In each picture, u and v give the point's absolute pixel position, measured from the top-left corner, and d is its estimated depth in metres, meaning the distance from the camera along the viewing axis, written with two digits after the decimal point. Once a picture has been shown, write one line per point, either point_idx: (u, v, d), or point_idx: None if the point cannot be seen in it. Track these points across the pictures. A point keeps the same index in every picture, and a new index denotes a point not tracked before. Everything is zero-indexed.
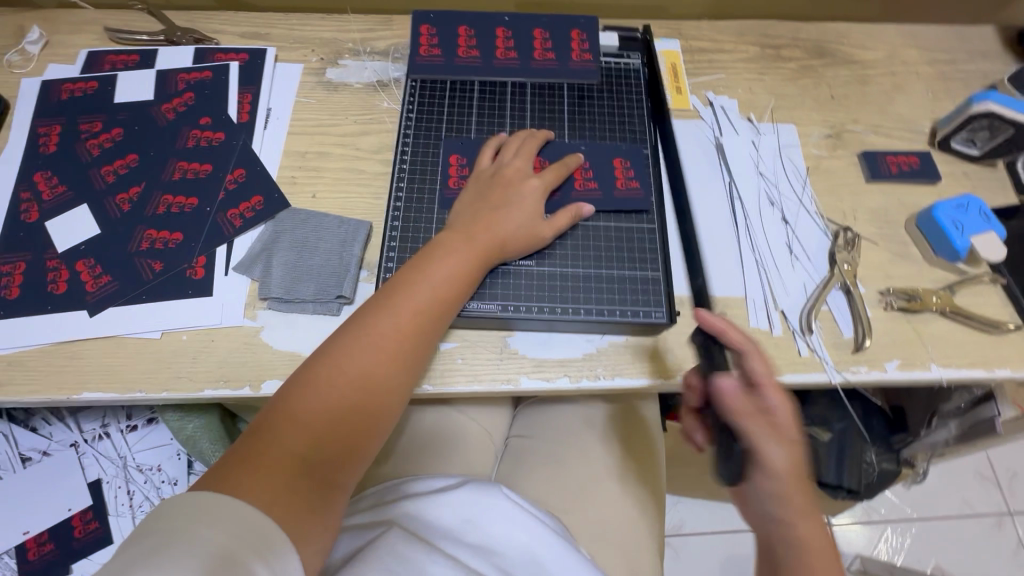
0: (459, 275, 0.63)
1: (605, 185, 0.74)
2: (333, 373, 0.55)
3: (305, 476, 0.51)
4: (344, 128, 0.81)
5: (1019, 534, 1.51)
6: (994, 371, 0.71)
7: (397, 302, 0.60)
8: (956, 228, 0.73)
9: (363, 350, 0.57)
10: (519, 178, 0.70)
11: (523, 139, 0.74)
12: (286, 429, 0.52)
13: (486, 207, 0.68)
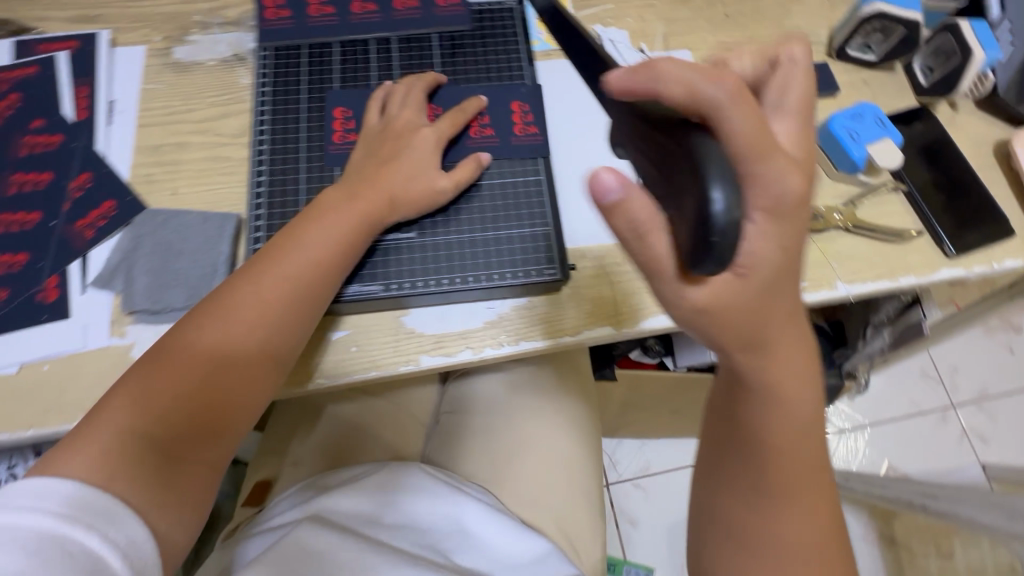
0: (327, 246, 0.60)
1: (503, 131, 0.71)
2: (187, 353, 0.54)
3: (158, 453, 0.51)
4: (201, 113, 0.73)
5: (961, 425, 1.59)
6: (900, 279, 0.70)
7: (258, 278, 0.58)
8: (852, 139, 0.71)
9: (219, 329, 0.56)
10: (409, 129, 0.66)
11: (409, 87, 0.69)
12: (132, 405, 0.51)
13: (375, 164, 0.64)
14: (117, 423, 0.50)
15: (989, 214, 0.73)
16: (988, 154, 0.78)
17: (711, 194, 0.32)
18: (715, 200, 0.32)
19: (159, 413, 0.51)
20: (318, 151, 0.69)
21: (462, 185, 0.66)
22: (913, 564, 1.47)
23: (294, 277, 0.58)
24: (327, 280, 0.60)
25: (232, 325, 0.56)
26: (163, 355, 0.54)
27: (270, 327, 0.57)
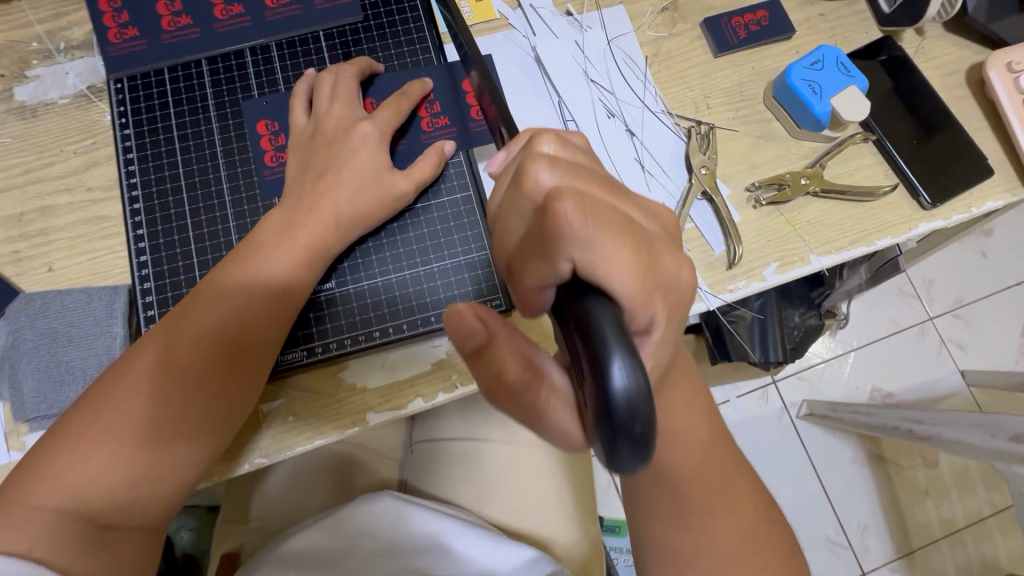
0: (266, 277, 0.51)
1: (457, 118, 0.62)
2: (118, 413, 0.46)
3: (96, 524, 0.44)
4: (63, 166, 0.61)
5: (940, 336, 1.43)
6: (876, 242, 0.65)
7: (192, 317, 0.49)
8: (813, 93, 0.63)
9: (152, 384, 0.47)
10: (346, 127, 0.56)
11: (338, 77, 0.59)
12: (62, 475, 0.44)
13: (313, 176, 0.55)
14: (50, 496, 0.44)
15: (966, 154, 0.67)
16: (959, 83, 0.70)
17: (611, 363, 0.27)
18: (616, 376, 0.27)
19: (92, 485, 0.45)
20: (204, 200, 0.58)
21: (424, 184, 0.58)
22: (904, 478, 1.34)
23: (236, 314, 0.50)
24: (273, 312, 0.51)
25: (167, 377, 0.47)
26: (87, 415, 0.46)
27: (213, 377, 0.48)
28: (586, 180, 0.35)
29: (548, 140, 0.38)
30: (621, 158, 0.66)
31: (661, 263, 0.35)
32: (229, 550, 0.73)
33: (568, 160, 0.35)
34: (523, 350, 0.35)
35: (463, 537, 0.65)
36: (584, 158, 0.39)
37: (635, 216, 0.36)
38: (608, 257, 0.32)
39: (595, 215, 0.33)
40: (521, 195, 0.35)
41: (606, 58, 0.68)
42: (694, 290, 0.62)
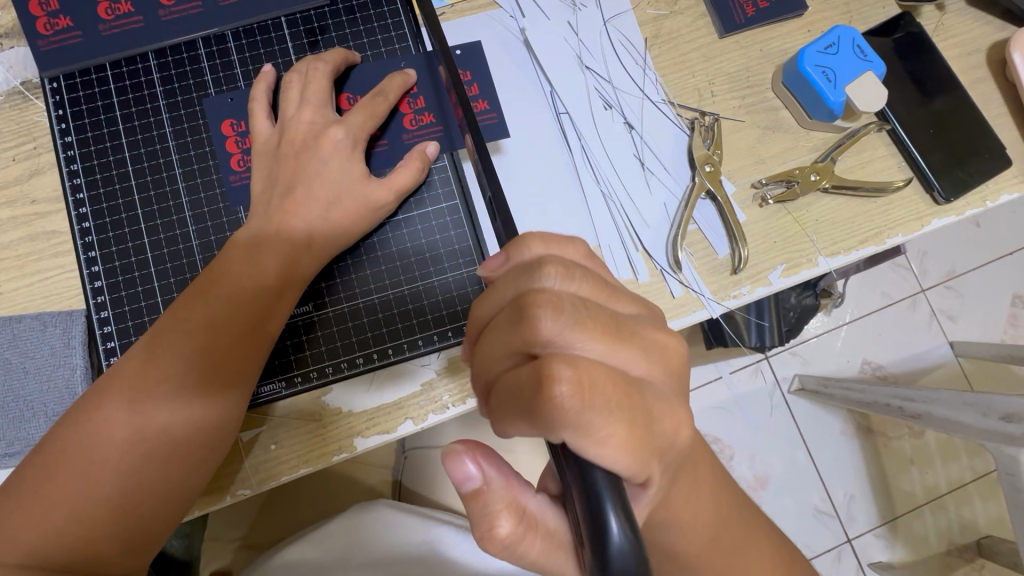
0: (234, 302, 0.47)
1: (441, 113, 0.56)
2: (82, 457, 0.43)
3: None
4: (1, 175, 0.55)
5: (932, 308, 1.41)
6: (887, 240, 0.61)
7: (154, 351, 0.45)
8: (827, 80, 0.58)
9: (116, 421, 0.43)
10: (316, 135, 0.51)
11: (307, 74, 0.52)
12: (23, 528, 0.41)
13: (283, 192, 0.50)
14: (9, 552, 0.40)
15: (985, 144, 0.63)
16: (980, 64, 0.66)
17: (608, 519, 0.27)
18: (612, 527, 0.27)
19: (58, 534, 0.41)
20: (162, 216, 0.53)
21: (404, 193, 0.53)
22: (889, 449, 1.35)
23: (203, 345, 0.45)
24: (244, 340, 0.46)
25: (132, 419, 0.43)
26: (49, 461, 0.43)
27: (182, 415, 0.44)
28: (586, 327, 0.32)
29: (552, 269, 0.34)
30: (619, 154, 0.61)
31: (657, 415, 0.33)
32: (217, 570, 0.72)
33: (573, 305, 0.33)
34: (518, 499, 0.33)
35: (468, 544, 0.63)
36: (590, 288, 0.35)
37: (632, 362, 0.33)
38: (603, 428, 0.30)
39: (591, 377, 0.31)
40: (520, 339, 0.32)
41: (602, 40, 0.62)
42: (697, 296, 0.59)
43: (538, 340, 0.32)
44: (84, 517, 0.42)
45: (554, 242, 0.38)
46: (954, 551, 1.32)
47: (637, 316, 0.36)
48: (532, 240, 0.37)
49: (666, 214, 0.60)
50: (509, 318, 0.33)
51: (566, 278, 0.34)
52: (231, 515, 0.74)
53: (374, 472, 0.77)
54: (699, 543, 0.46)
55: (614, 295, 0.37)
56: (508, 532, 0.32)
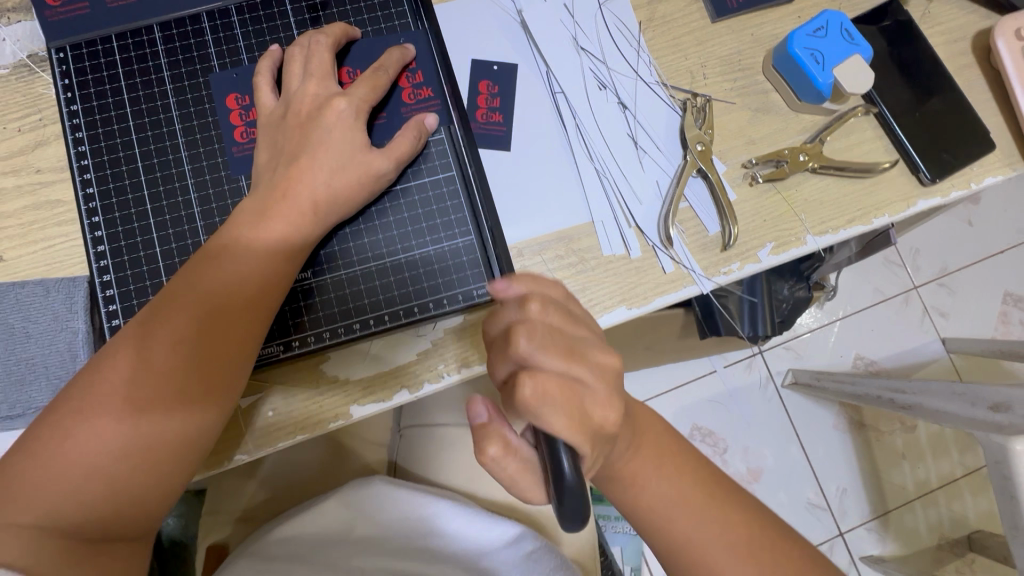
0: (245, 270, 0.48)
1: (438, 90, 0.59)
2: (96, 420, 0.43)
3: (77, 537, 0.42)
4: (7, 145, 0.56)
5: (924, 304, 1.42)
6: (874, 221, 0.63)
7: (167, 315, 0.46)
8: (815, 63, 0.60)
9: (121, 384, 0.44)
10: (320, 106, 0.52)
11: (310, 47, 0.54)
12: (39, 486, 0.42)
13: (285, 161, 0.51)
14: (26, 510, 0.41)
15: (969, 127, 0.64)
16: (966, 51, 0.67)
17: (562, 459, 0.35)
18: (565, 465, 0.35)
19: (73, 494, 0.42)
20: (165, 185, 0.54)
21: (403, 162, 0.54)
22: (882, 443, 1.36)
23: (216, 310, 0.46)
24: (255, 306, 0.48)
25: (145, 381, 0.44)
26: (63, 423, 0.43)
27: (193, 380, 0.45)
28: (550, 346, 0.39)
29: (534, 301, 0.41)
30: (612, 133, 0.62)
31: (598, 418, 0.38)
32: (215, 543, 0.72)
33: (541, 331, 0.40)
34: (506, 433, 0.40)
35: (464, 518, 0.64)
36: (562, 316, 0.41)
37: (586, 376, 0.39)
38: (553, 418, 0.36)
39: (550, 386, 0.37)
40: (505, 353, 0.40)
41: (596, 22, 0.64)
42: (688, 272, 0.60)
43: (515, 356, 0.39)
44: (93, 479, 0.43)
45: (541, 280, 0.44)
46: (945, 545, 1.33)
47: (597, 339, 0.43)
48: (520, 278, 0.44)
49: (658, 192, 0.62)
50: (501, 339, 0.41)
51: (543, 308, 0.41)
52: (228, 490, 0.75)
53: (370, 450, 0.78)
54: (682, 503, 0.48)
55: (584, 323, 0.43)
56: (496, 455, 0.39)
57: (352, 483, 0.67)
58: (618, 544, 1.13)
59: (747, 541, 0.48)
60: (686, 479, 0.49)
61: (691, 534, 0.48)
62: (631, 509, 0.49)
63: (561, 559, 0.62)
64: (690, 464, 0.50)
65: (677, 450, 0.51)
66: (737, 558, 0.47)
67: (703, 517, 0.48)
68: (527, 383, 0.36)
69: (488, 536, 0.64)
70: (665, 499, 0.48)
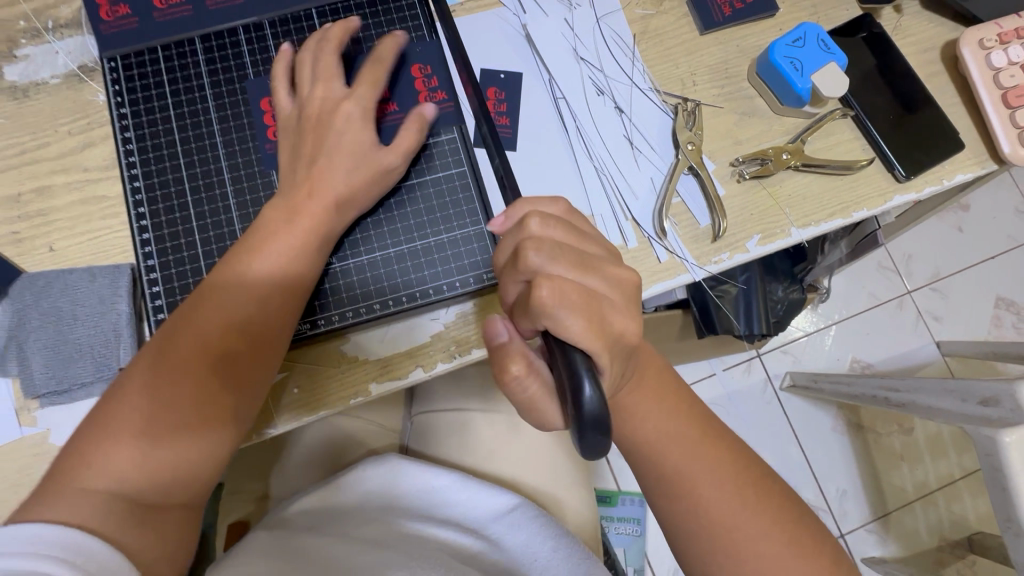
0: (283, 258, 0.53)
1: (454, 92, 0.64)
2: (149, 408, 0.47)
3: (139, 502, 0.45)
4: (59, 146, 0.62)
5: (918, 308, 1.46)
6: (853, 214, 0.68)
7: (215, 301, 0.50)
8: (795, 69, 0.66)
9: (169, 373, 0.48)
10: (331, 108, 0.57)
11: (317, 53, 0.59)
12: (103, 457, 0.45)
13: (313, 159, 0.56)
14: (94, 478, 0.44)
15: (940, 129, 0.70)
16: (935, 60, 0.73)
17: (582, 382, 0.37)
18: (586, 389, 0.37)
19: (135, 463, 0.45)
20: (204, 179, 0.59)
21: (410, 155, 0.59)
22: (879, 444, 1.38)
23: (260, 296, 0.52)
24: (293, 292, 0.53)
25: (195, 364, 0.48)
26: (123, 400, 0.47)
27: (242, 357, 0.50)
28: (560, 259, 0.43)
29: (536, 219, 0.45)
30: (610, 133, 0.68)
31: (614, 325, 0.43)
32: (235, 521, 0.77)
33: (549, 246, 0.43)
34: (528, 353, 0.45)
35: (466, 490, 0.69)
36: (568, 233, 0.46)
37: (598, 287, 0.44)
38: (568, 319, 0.40)
39: (564, 290, 0.41)
40: (514, 270, 0.44)
41: (595, 34, 0.70)
42: (681, 261, 0.65)
43: (527, 269, 0.43)
44: (147, 461, 0.46)
45: (540, 201, 0.49)
46: (946, 546, 1.34)
47: (609, 257, 0.47)
48: (518, 205, 0.49)
49: (653, 188, 0.67)
50: (511, 260, 0.45)
51: (549, 224, 0.45)
52: (247, 473, 0.79)
53: (382, 436, 0.82)
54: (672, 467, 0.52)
55: (593, 240, 0.47)
56: (517, 372, 0.44)
57: (362, 461, 0.71)
58: (621, 543, 1.15)
59: (735, 473, 0.52)
60: (681, 418, 0.54)
61: (683, 467, 0.52)
62: (627, 441, 0.53)
63: (561, 528, 0.67)
64: (686, 406, 0.55)
65: (673, 391, 0.55)
66: (726, 488, 0.51)
67: (696, 452, 0.52)
68: (544, 288, 0.40)
69: (489, 505, 0.68)
70: (659, 434, 0.53)
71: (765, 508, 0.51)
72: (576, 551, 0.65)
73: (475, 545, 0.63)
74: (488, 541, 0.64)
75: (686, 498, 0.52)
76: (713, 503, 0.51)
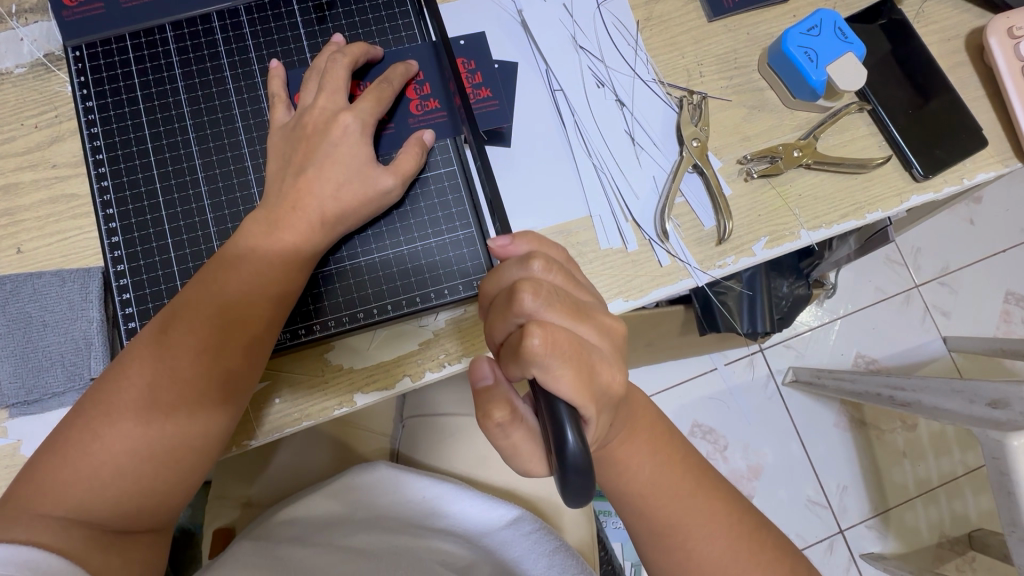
0: (259, 279, 0.49)
1: (447, 99, 0.59)
2: (123, 414, 0.45)
3: (106, 528, 0.43)
4: (25, 141, 0.58)
5: (926, 303, 1.41)
6: (867, 216, 0.64)
7: (187, 321, 0.47)
8: (809, 60, 0.61)
9: (147, 377, 0.45)
10: (328, 120, 0.53)
11: (328, 65, 0.55)
12: (71, 484, 0.43)
13: (296, 166, 0.52)
14: (59, 505, 0.43)
15: (963, 124, 0.65)
16: (959, 49, 0.68)
17: (565, 431, 0.35)
18: (568, 436, 0.35)
19: (101, 490, 0.44)
20: (176, 177, 0.56)
21: (409, 178, 0.55)
22: (882, 441, 1.35)
23: (235, 315, 0.48)
24: (271, 312, 0.49)
25: (171, 368, 0.46)
26: (91, 425, 0.45)
27: (216, 382, 0.47)
28: (556, 305, 0.41)
29: (537, 261, 0.43)
30: (610, 128, 0.64)
31: (602, 376, 0.41)
32: (220, 527, 0.74)
33: (548, 291, 0.41)
34: (511, 398, 0.42)
35: (465, 500, 0.67)
36: (565, 279, 0.44)
37: (589, 336, 0.42)
38: (558, 369, 0.38)
39: (558, 338, 0.39)
40: (506, 311, 0.41)
41: (595, 21, 0.66)
42: (683, 266, 0.61)
43: (519, 312, 0.40)
44: (127, 470, 0.44)
45: (545, 243, 0.47)
46: (946, 544, 1.31)
47: (598, 304, 0.45)
48: (524, 236, 0.47)
49: (655, 187, 0.63)
50: (502, 297, 0.42)
51: (545, 267, 0.43)
52: (234, 476, 0.77)
53: (372, 440, 0.79)
54: (669, 488, 0.50)
55: (585, 287, 0.46)
56: (502, 419, 0.41)
57: (353, 469, 0.70)
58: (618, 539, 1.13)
59: (730, 520, 0.50)
60: (674, 466, 0.51)
61: (675, 518, 0.50)
62: (618, 491, 0.51)
63: (560, 541, 0.65)
64: (681, 453, 0.52)
65: (667, 437, 0.52)
66: (720, 536, 0.49)
67: (688, 498, 0.50)
68: (537, 335, 0.38)
69: (488, 517, 0.67)
70: (653, 486, 0.50)
71: (759, 560, 0.49)
72: (570, 565, 0.62)
73: (470, 555, 0.61)
74: (484, 550, 0.63)
75: (677, 549, 0.50)
76: (706, 546, 0.49)
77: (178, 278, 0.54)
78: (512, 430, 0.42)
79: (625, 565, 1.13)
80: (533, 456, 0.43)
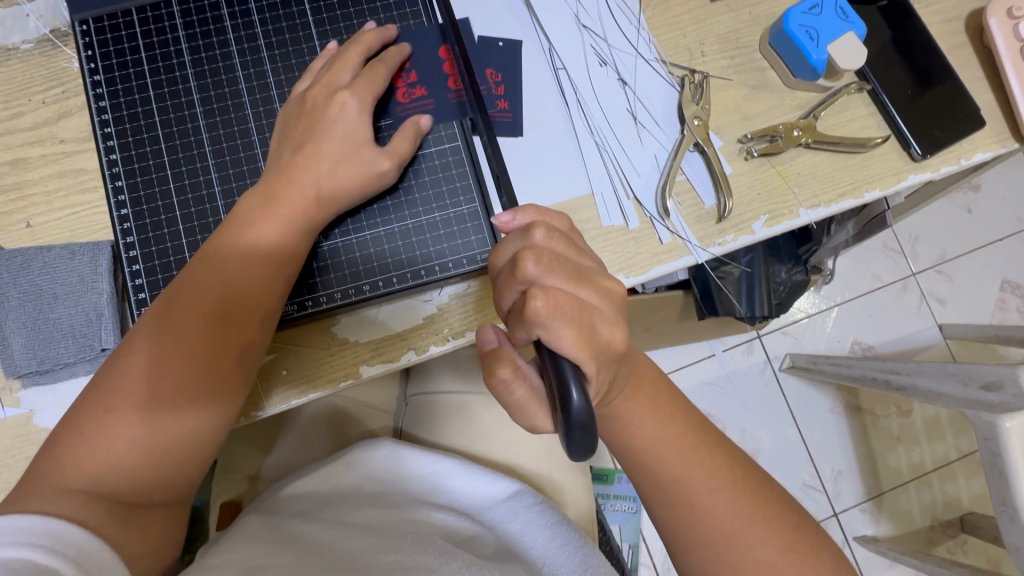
0: (258, 259, 0.50)
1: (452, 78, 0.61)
2: (135, 391, 0.46)
3: (119, 502, 0.44)
4: (33, 117, 0.59)
5: (922, 291, 1.42)
6: (865, 195, 0.65)
7: (201, 292, 0.48)
8: (809, 38, 0.62)
9: (152, 356, 0.47)
10: (339, 94, 0.54)
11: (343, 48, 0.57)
12: (86, 459, 0.44)
13: (305, 140, 0.53)
14: (76, 478, 0.43)
15: (962, 106, 0.66)
16: (959, 31, 0.69)
17: (570, 389, 0.38)
18: (573, 394, 0.37)
19: (118, 464, 0.45)
20: (184, 151, 0.56)
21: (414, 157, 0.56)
22: (877, 426, 1.37)
23: (238, 294, 0.49)
24: (273, 289, 0.51)
25: (176, 347, 0.47)
26: (104, 400, 0.46)
27: (222, 359, 0.48)
28: (557, 268, 0.43)
29: (538, 228, 0.45)
30: (612, 107, 0.65)
31: (605, 335, 0.42)
32: (228, 501, 0.76)
33: (550, 256, 0.43)
34: (516, 358, 0.45)
35: (467, 475, 0.69)
36: (567, 245, 0.46)
37: (593, 300, 0.44)
38: (560, 330, 0.40)
39: (560, 301, 0.41)
40: (510, 277, 0.43)
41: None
42: (684, 243, 0.62)
43: (523, 277, 0.42)
44: (145, 443, 0.45)
45: (547, 212, 0.49)
46: (938, 526, 1.33)
47: (602, 269, 0.47)
48: (525, 207, 0.48)
49: (656, 166, 0.64)
50: (507, 265, 0.44)
51: (548, 236, 0.45)
52: (240, 451, 0.78)
53: (378, 417, 0.81)
54: (669, 456, 0.51)
55: (588, 254, 0.47)
56: (506, 376, 0.44)
57: (359, 445, 0.71)
58: (617, 521, 1.15)
59: (729, 482, 0.51)
60: (678, 425, 0.53)
61: (694, 477, 0.51)
62: (621, 445, 0.52)
63: (560, 516, 0.66)
64: (682, 414, 0.54)
65: (667, 397, 0.54)
66: (720, 497, 0.50)
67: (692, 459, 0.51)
68: (540, 298, 0.40)
69: (489, 490, 0.68)
70: (656, 440, 0.51)
71: (757, 521, 0.50)
72: (573, 538, 0.63)
73: (471, 528, 0.63)
74: (484, 525, 0.64)
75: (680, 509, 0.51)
76: (707, 508, 0.50)
77: (187, 250, 0.55)
78: (516, 391, 0.45)
79: (624, 546, 1.15)
80: (532, 415, 0.46)
